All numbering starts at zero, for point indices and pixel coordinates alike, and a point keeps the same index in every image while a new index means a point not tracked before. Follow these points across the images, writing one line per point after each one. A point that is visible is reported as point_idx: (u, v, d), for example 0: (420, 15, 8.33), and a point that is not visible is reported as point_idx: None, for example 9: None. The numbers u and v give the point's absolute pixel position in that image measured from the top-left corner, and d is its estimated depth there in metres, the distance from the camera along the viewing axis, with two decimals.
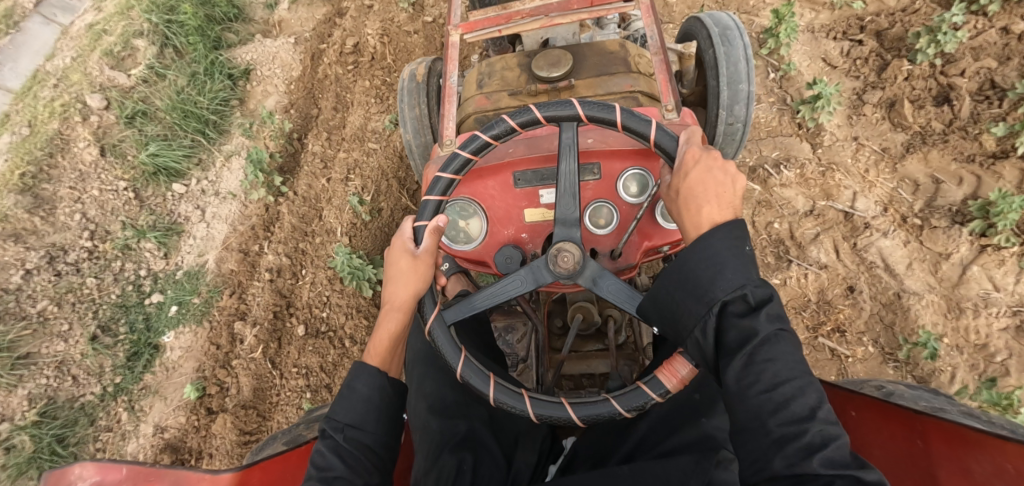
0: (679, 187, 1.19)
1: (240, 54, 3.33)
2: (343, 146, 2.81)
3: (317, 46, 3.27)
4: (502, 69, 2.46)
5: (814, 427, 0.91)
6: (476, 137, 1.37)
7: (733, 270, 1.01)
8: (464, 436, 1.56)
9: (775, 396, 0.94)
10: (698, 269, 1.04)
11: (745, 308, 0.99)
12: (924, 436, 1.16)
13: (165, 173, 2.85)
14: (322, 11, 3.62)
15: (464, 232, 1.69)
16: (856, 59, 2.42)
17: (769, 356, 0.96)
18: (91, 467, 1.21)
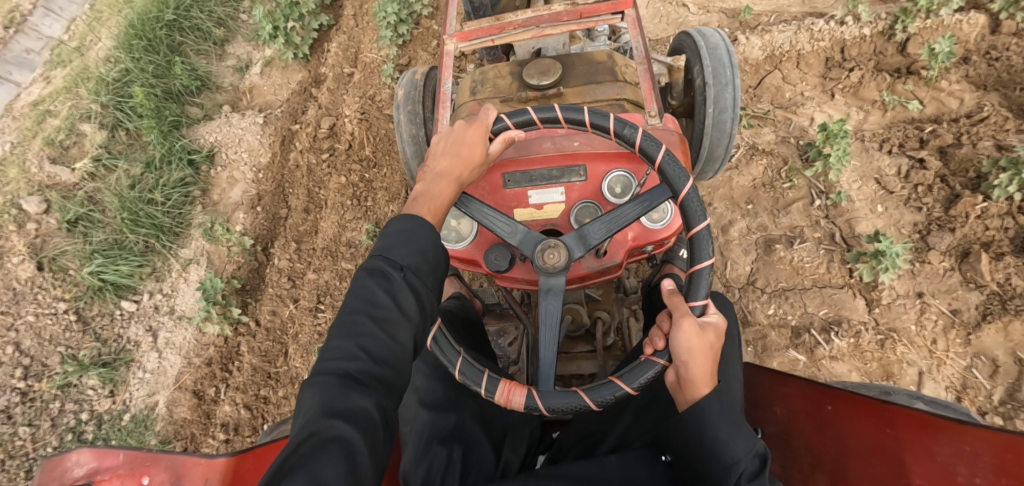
0: (706, 340, 1.13)
1: (203, 134, 2.95)
2: (314, 262, 2.45)
3: (289, 127, 2.88)
4: (495, 77, 2.32)
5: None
6: (503, 117, 1.40)
7: (741, 437, 1.08)
8: (451, 429, 1.52)
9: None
10: (704, 435, 1.10)
11: (756, 467, 1.07)
12: (893, 421, 1.15)
13: (112, 289, 2.50)
14: (298, 77, 3.25)
15: (454, 231, 1.59)
16: (917, 184, 2.04)
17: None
18: (87, 453, 1.13)
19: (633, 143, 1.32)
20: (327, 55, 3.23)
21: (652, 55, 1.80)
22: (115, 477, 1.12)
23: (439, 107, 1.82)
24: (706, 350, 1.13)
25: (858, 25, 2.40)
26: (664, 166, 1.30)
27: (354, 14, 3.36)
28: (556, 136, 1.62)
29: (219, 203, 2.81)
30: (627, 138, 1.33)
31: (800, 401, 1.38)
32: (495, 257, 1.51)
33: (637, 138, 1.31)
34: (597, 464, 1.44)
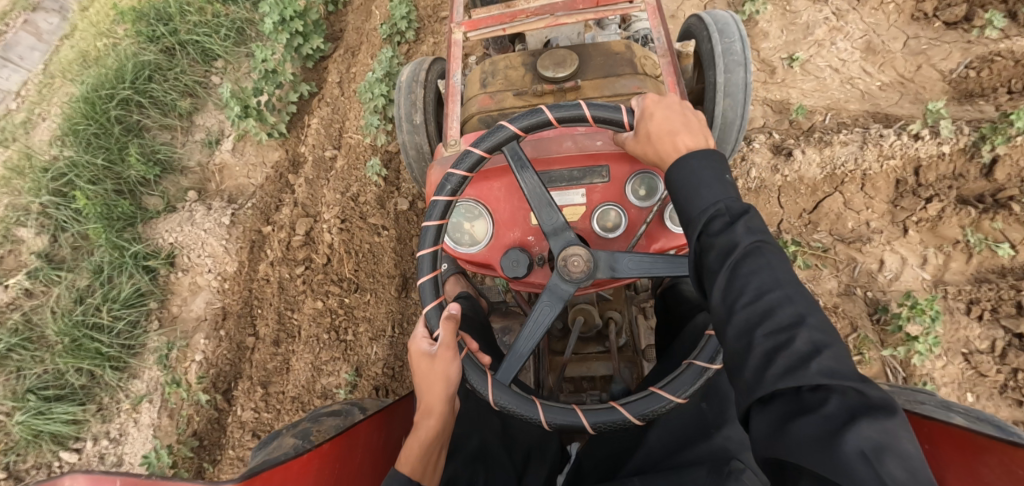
0: (659, 127, 1.13)
1: (161, 232, 2.56)
2: (283, 416, 2.10)
3: (260, 230, 2.49)
4: (506, 68, 2.22)
5: (804, 334, 0.79)
6: (470, 151, 1.25)
7: (711, 187, 0.97)
8: (475, 450, 1.39)
9: (759, 306, 0.83)
10: (673, 188, 1.01)
11: (727, 221, 0.92)
12: (932, 439, 0.99)
13: (50, 437, 2.16)
14: (274, 156, 2.84)
15: (469, 236, 1.51)
16: (1016, 368, 1.69)
17: (761, 252, 0.87)
18: (80, 478, 0.87)
19: (553, 120, 1.21)
20: (308, 132, 2.83)
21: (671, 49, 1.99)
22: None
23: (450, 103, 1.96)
24: (669, 139, 1.11)
25: (935, 141, 1.98)
26: (597, 117, 1.21)
27: (340, 82, 2.98)
28: (577, 135, 1.47)
29: (179, 318, 2.43)
30: (539, 123, 1.22)
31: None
32: (512, 263, 1.42)
33: (551, 117, 1.21)
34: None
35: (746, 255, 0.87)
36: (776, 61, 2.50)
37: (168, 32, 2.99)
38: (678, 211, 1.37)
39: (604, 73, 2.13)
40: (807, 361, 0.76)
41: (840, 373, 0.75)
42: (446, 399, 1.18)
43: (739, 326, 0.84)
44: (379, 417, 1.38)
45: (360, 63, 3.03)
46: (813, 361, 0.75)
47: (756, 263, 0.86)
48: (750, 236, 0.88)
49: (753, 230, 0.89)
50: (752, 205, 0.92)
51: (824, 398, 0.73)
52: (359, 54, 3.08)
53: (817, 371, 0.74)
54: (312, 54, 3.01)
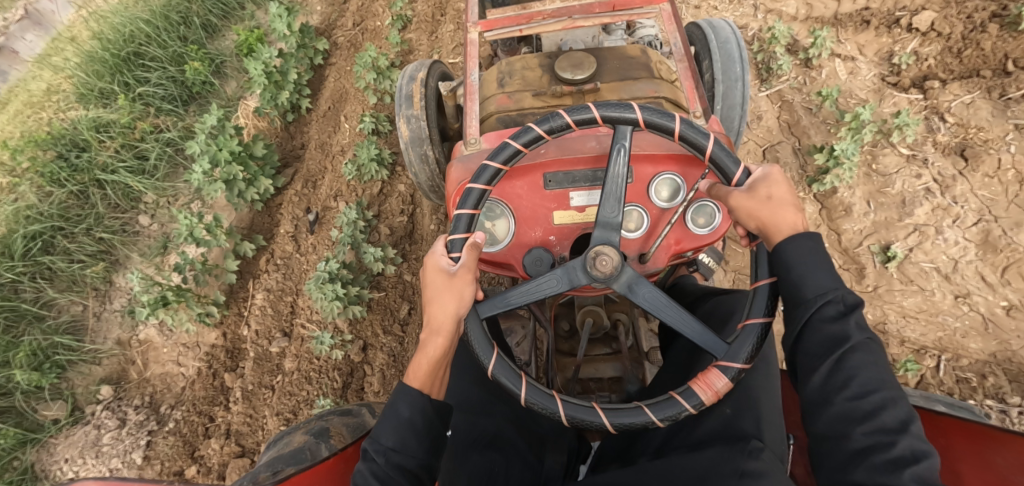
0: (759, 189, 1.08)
1: (59, 463, 2.01)
2: None
3: (183, 470, 1.93)
4: (521, 69, 2.06)
5: (904, 440, 0.89)
6: (531, 129, 1.18)
7: (824, 274, 1.02)
8: (490, 437, 1.37)
9: (863, 404, 0.93)
10: (783, 271, 1.05)
11: (839, 311, 0.99)
12: (946, 432, 1.24)
13: None
14: (209, 338, 2.21)
15: (487, 235, 1.37)
16: None
17: (868, 350, 0.96)
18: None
19: (639, 120, 1.16)
20: (252, 311, 2.22)
21: (687, 51, 1.90)
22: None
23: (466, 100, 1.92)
24: (762, 206, 1.07)
25: None
26: (685, 135, 1.14)
27: (295, 233, 2.36)
28: (600, 135, 1.38)
29: None
30: (617, 118, 1.17)
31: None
32: (534, 262, 1.32)
33: (640, 114, 1.16)
34: (638, 472, 1.16)
35: (852, 349, 0.96)
36: (865, 256, 1.91)
37: (80, 169, 2.38)
38: (702, 214, 1.31)
39: (619, 75, 2.01)
40: (904, 456, 0.87)
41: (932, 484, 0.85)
42: (455, 322, 1.15)
43: (843, 409, 0.95)
44: None
45: (322, 203, 2.42)
46: (912, 471, 0.85)
47: (861, 362, 0.95)
48: (861, 334, 0.97)
49: (861, 327, 0.98)
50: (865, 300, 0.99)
51: None
52: (322, 190, 2.46)
53: (916, 474, 0.84)
54: (261, 197, 2.35)
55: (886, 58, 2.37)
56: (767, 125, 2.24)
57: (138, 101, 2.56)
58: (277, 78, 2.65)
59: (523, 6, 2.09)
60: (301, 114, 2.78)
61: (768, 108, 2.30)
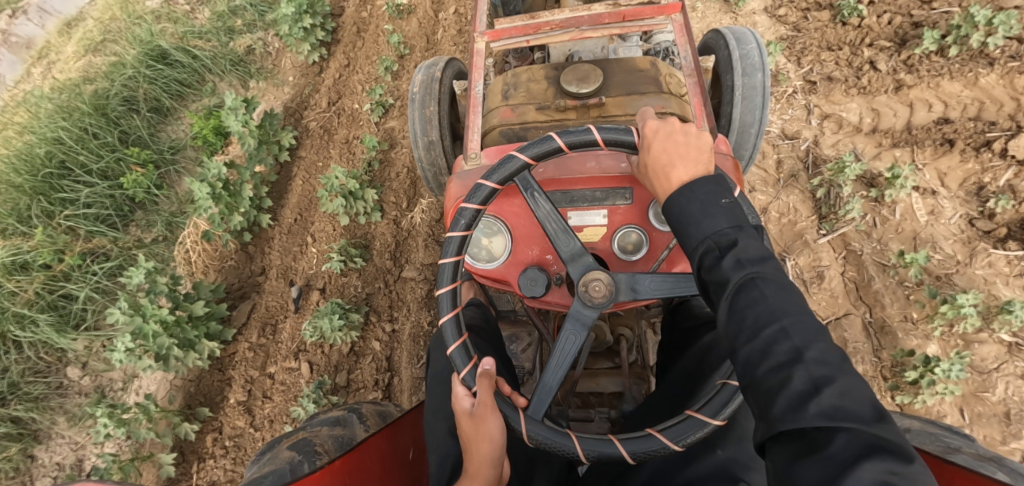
0: (658, 139, 1.02)
1: None
2: None
3: None
4: (527, 80, 1.81)
5: (803, 371, 0.73)
6: (463, 209, 1.06)
7: (703, 215, 0.90)
8: None
9: (760, 346, 0.77)
10: (673, 221, 0.95)
11: (718, 254, 0.86)
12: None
13: None
14: None
15: (485, 252, 1.27)
16: None
17: (764, 280, 0.81)
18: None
19: (562, 146, 1.05)
20: None
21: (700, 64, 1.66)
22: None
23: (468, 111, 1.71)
24: (668, 166, 1.00)
25: None
26: (571, 143, 1.06)
27: (247, 401, 1.96)
28: (601, 154, 1.25)
29: None
30: (549, 152, 1.07)
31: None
32: (528, 282, 1.19)
33: (529, 152, 1.07)
34: None
35: (747, 288, 0.81)
36: None
37: None
38: None
39: (627, 89, 1.73)
40: (809, 391, 0.71)
41: (846, 411, 0.68)
42: (494, 449, 1.03)
43: (744, 360, 0.79)
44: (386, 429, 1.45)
45: (281, 359, 2.01)
46: (815, 404, 0.69)
47: (753, 298, 0.80)
48: (740, 271, 0.82)
49: (749, 260, 0.83)
50: (742, 235, 0.85)
51: (828, 437, 0.67)
52: (300, 295, 2.15)
53: (823, 408, 0.69)
54: (207, 361, 1.93)
55: (975, 191, 1.91)
56: (830, 290, 1.81)
57: (63, 226, 2.22)
58: (229, 198, 2.21)
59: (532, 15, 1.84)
60: (262, 233, 2.35)
61: (830, 262, 1.85)
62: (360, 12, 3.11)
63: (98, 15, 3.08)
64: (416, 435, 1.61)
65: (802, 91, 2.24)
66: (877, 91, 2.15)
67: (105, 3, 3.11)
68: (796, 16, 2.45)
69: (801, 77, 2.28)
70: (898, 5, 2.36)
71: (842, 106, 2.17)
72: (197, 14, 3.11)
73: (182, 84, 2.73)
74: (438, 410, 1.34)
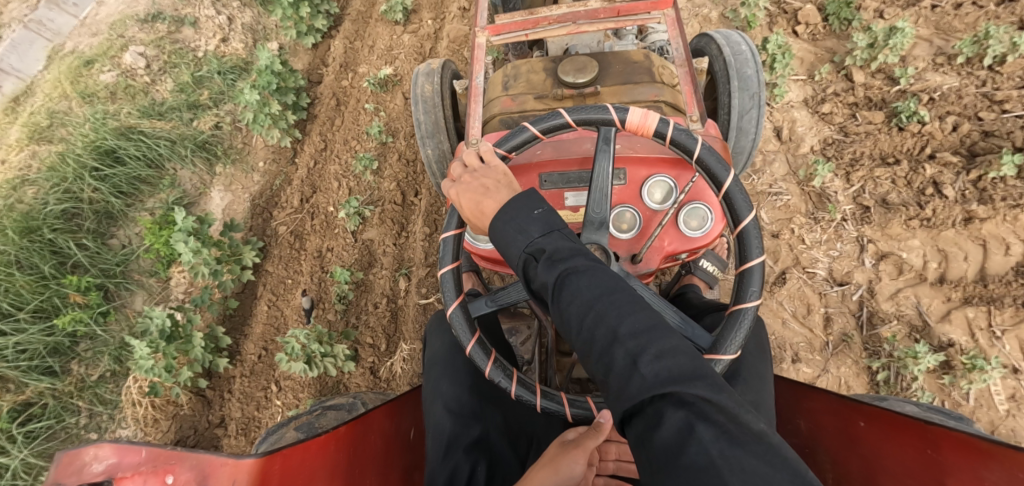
0: (475, 180, 1.12)
1: None
2: None
3: None
4: (526, 72, 1.95)
5: (621, 350, 0.81)
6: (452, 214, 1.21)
7: (524, 224, 0.99)
8: (476, 439, 1.31)
9: (586, 333, 0.86)
10: (497, 234, 1.02)
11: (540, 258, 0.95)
12: (937, 444, 1.06)
13: None
14: None
15: (486, 230, 1.38)
16: None
17: (577, 272, 0.90)
18: (108, 447, 0.86)
19: (504, 153, 1.21)
20: None
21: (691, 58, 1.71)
22: (136, 476, 0.86)
23: (470, 104, 1.76)
24: (480, 197, 1.09)
25: None
26: (535, 133, 1.20)
27: None
28: (595, 138, 1.46)
29: None
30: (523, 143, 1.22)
31: (832, 415, 1.30)
32: None
33: (450, 230, 1.21)
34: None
35: (565, 284, 0.89)
36: None
37: None
38: (692, 216, 1.36)
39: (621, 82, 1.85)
40: (634, 372, 0.78)
41: (665, 374, 0.77)
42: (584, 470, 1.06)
43: (586, 352, 0.87)
44: (388, 406, 1.44)
45: None
46: (638, 376, 0.78)
47: (571, 293, 0.88)
48: (553, 272, 0.91)
49: (558, 260, 0.92)
50: (547, 236, 0.96)
51: (659, 409, 0.75)
52: None
53: (650, 383, 0.76)
54: None
55: None
56: None
57: None
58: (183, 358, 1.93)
59: (530, 11, 1.86)
60: (222, 377, 2.05)
61: None
62: (339, 81, 2.83)
63: (46, 89, 2.74)
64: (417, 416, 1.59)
65: (852, 219, 1.88)
66: (943, 225, 1.79)
67: (55, 74, 2.78)
68: (843, 115, 2.09)
69: (850, 199, 1.93)
70: (962, 103, 2.02)
71: (902, 243, 1.81)
72: (157, 86, 2.77)
73: (132, 185, 2.42)
74: (433, 394, 1.40)
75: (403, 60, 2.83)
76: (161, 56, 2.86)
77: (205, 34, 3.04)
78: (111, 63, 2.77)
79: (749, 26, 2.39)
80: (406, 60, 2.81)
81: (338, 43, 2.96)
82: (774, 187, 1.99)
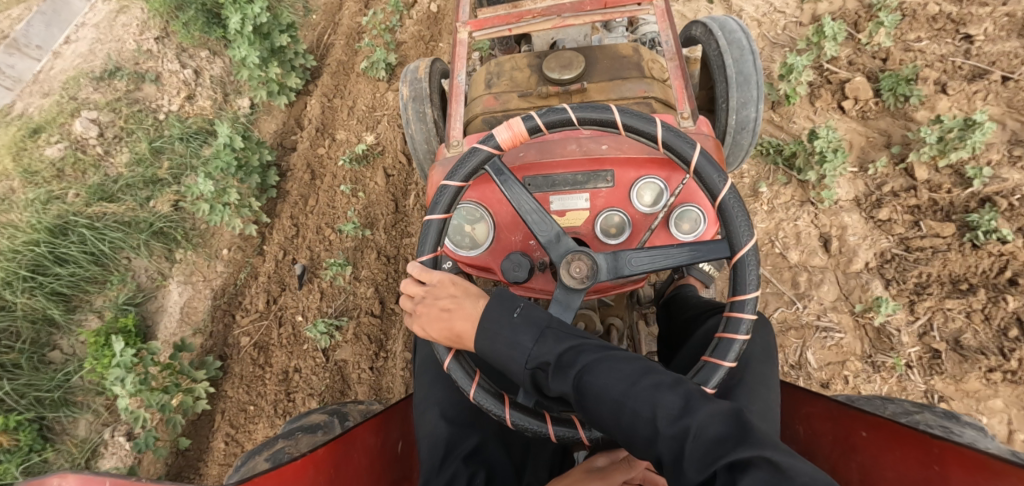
0: (432, 308, 1.06)
1: None
2: None
3: None
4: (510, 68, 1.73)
5: (663, 442, 0.80)
6: (427, 226, 1.13)
7: (512, 344, 0.93)
8: (473, 450, 1.23)
9: (625, 429, 0.84)
10: (489, 358, 0.96)
11: (545, 372, 0.91)
12: (942, 460, 1.02)
13: None
14: None
15: (468, 241, 1.28)
16: None
17: (586, 371, 0.88)
18: (71, 476, 0.84)
19: (443, 216, 1.13)
20: None
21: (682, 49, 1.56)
22: None
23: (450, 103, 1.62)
24: (446, 321, 1.03)
25: None
26: (465, 176, 1.12)
27: None
28: (582, 137, 1.28)
29: None
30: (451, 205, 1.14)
31: (828, 423, 1.26)
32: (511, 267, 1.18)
33: (443, 358, 1.06)
34: None
35: (581, 390, 0.87)
36: None
37: None
38: (685, 219, 1.20)
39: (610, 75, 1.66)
40: (680, 466, 0.77)
41: (713, 451, 0.75)
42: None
43: (631, 447, 0.85)
44: (376, 421, 1.42)
45: None
46: (690, 463, 0.75)
47: (592, 398, 0.86)
48: (564, 383, 0.89)
49: (565, 365, 0.89)
50: (539, 347, 0.91)
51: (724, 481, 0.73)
52: None
53: (700, 466, 0.74)
54: None
55: None
56: None
57: None
58: None
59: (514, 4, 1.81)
60: None
61: None
62: (315, 149, 2.51)
63: None
64: (406, 428, 1.56)
65: (918, 365, 1.59)
66: None
67: None
68: (903, 223, 1.75)
69: (914, 337, 1.62)
70: None
71: (981, 403, 1.51)
72: (111, 159, 2.47)
73: (72, 289, 2.15)
74: (428, 397, 1.33)
75: (384, 127, 2.47)
76: (116, 121, 2.56)
77: (169, 90, 2.73)
78: (60, 132, 2.47)
79: (788, 101, 2.02)
80: (389, 124, 2.47)
81: (314, 101, 2.64)
82: (823, 320, 1.70)
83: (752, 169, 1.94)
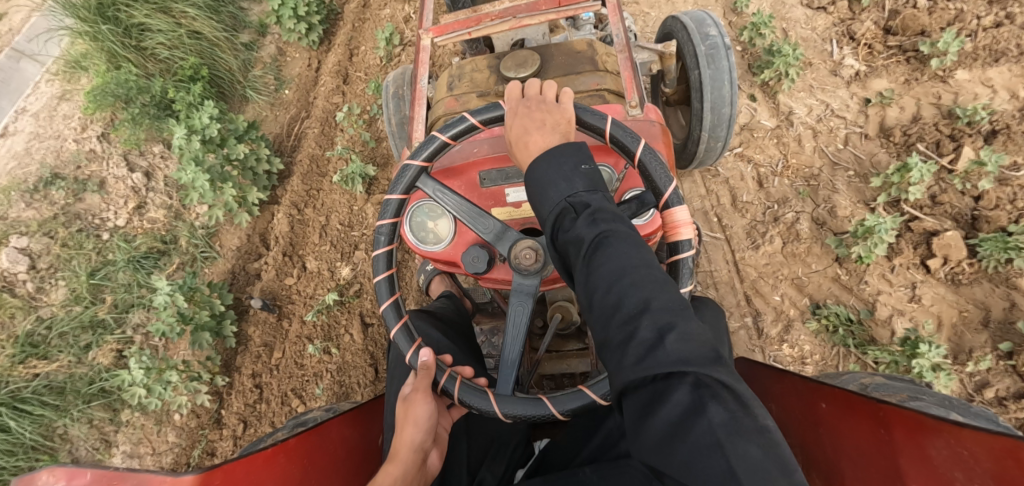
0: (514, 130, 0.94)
1: None
2: None
3: None
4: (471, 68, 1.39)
5: (648, 321, 0.70)
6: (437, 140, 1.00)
7: (563, 176, 0.83)
8: (439, 443, 1.16)
9: (612, 298, 0.73)
10: (530, 179, 0.86)
11: (575, 215, 0.80)
12: (886, 423, 0.92)
13: None
14: None
15: (430, 237, 1.12)
16: None
17: (615, 234, 0.77)
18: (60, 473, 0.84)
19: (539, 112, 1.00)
20: None
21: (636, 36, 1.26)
22: None
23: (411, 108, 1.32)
24: (530, 128, 0.93)
25: None
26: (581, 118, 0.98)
27: None
28: None
29: None
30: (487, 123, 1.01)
31: (791, 399, 1.12)
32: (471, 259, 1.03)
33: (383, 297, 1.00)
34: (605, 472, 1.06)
35: (601, 242, 0.76)
36: None
37: None
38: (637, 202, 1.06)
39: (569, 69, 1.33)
40: (657, 342, 0.68)
41: (690, 357, 0.67)
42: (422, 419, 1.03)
43: (599, 312, 0.74)
44: (353, 414, 1.28)
45: None
46: (663, 349, 0.67)
47: (606, 257, 0.75)
48: (594, 229, 0.77)
49: (602, 217, 0.78)
50: (593, 194, 0.81)
51: (676, 385, 0.66)
52: None
53: (674, 356, 0.67)
54: None
55: None
56: None
57: None
58: None
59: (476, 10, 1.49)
60: None
61: None
62: (281, 278, 2.13)
63: None
64: None
65: None
66: None
67: None
68: None
69: None
70: None
71: None
72: (46, 296, 2.12)
73: None
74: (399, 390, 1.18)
75: (364, 257, 2.12)
76: (51, 247, 2.17)
77: (114, 200, 2.29)
78: None
79: (861, 262, 1.64)
80: (369, 255, 2.12)
81: (279, 215, 2.22)
82: None
83: (816, 352, 1.62)
